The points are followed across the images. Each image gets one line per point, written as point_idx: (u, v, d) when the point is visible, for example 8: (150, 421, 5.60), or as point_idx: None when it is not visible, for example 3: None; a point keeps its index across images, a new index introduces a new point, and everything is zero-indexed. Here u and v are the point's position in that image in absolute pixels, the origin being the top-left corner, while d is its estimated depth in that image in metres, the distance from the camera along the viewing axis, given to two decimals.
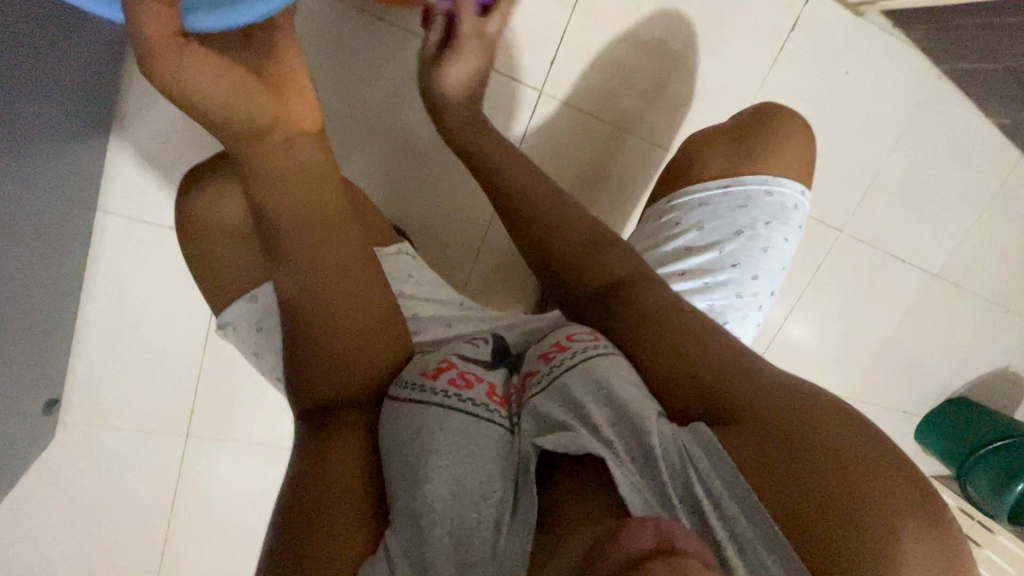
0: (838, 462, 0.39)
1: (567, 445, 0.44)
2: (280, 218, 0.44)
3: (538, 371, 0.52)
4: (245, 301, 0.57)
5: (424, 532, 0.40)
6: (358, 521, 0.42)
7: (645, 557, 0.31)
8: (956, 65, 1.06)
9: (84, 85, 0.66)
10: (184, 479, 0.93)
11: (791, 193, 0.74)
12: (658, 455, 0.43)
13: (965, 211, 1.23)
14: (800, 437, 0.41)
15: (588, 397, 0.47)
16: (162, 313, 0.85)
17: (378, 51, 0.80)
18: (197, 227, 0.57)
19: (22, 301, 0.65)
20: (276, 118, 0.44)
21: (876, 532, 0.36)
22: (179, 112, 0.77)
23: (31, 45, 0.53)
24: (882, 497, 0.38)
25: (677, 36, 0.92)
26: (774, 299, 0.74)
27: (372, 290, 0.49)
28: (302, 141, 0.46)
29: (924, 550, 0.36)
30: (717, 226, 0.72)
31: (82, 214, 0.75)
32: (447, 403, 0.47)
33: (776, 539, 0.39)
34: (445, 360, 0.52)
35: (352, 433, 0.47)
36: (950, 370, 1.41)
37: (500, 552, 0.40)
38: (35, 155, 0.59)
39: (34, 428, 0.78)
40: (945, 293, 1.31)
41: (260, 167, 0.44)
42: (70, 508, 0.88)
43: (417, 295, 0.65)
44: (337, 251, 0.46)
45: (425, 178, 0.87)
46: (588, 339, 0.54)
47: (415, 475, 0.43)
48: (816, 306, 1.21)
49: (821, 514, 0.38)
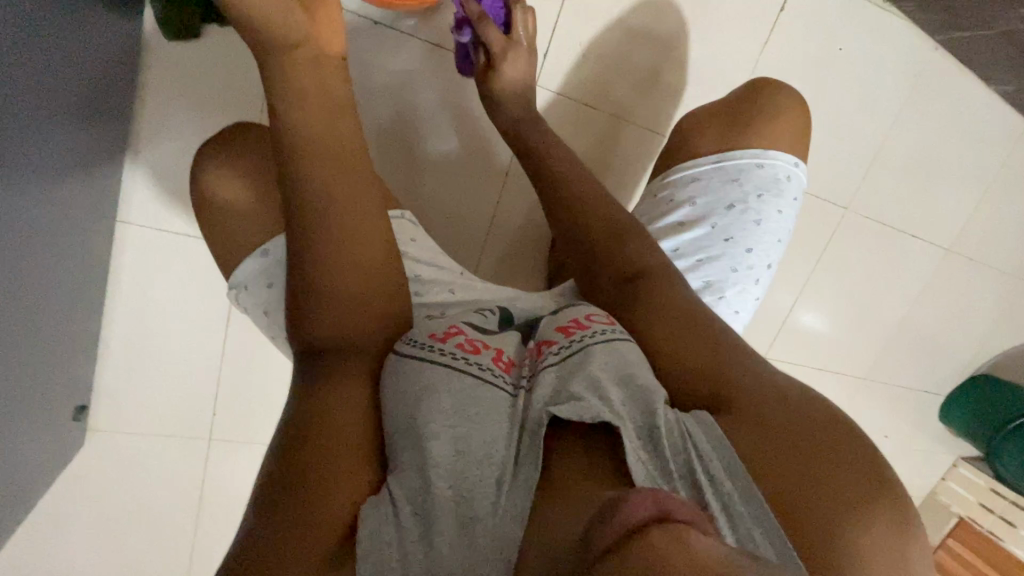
0: (818, 450, 0.44)
1: (582, 413, 0.45)
2: (307, 178, 0.46)
3: (557, 342, 0.52)
4: (257, 257, 0.60)
5: (428, 483, 0.42)
6: (358, 466, 0.44)
7: (641, 526, 0.31)
8: (950, 35, 1.06)
9: (101, 100, 0.69)
10: (209, 482, 0.95)
11: (782, 164, 0.74)
12: (661, 433, 0.45)
13: (973, 183, 1.22)
14: (791, 425, 0.46)
15: (607, 375, 0.48)
16: (182, 318, 0.88)
17: (385, 43, 0.82)
18: (209, 204, 0.61)
19: (49, 309, 0.68)
20: (305, 35, 0.46)
21: (851, 518, 0.41)
22: (190, 125, 0.81)
23: (49, 63, 0.56)
24: (856, 487, 0.42)
25: (667, 24, 0.94)
26: (771, 272, 0.74)
27: (379, 259, 0.50)
28: (327, 60, 0.48)
29: (888, 536, 0.41)
30: (710, 201, 0.73)
31: (102, 226, 0.78)
32: (453, 365, 0.48)
33: (768, 518, 0.41)
34: (453, 327, 0.53)
35: (353, 382, 0.48)
36: (970, 346, 1.39)
37: (500, 508, 0.42)
38: (55, 166, 0.62)
39: (63, 434, 0.81)
40: (960, 267, 1.29)
41: (288, 120, 0.46)
42: (101, 517, 0.91)
43: (417, 258, 0.67)
44: (353, 204, 0.48)
45: (430, 164, 0.89)
46: (606, 321, 0.54)
47: (418, 432, 0.44)
48: (827, 287, 1.21)
49: (808, 503, 0.42)
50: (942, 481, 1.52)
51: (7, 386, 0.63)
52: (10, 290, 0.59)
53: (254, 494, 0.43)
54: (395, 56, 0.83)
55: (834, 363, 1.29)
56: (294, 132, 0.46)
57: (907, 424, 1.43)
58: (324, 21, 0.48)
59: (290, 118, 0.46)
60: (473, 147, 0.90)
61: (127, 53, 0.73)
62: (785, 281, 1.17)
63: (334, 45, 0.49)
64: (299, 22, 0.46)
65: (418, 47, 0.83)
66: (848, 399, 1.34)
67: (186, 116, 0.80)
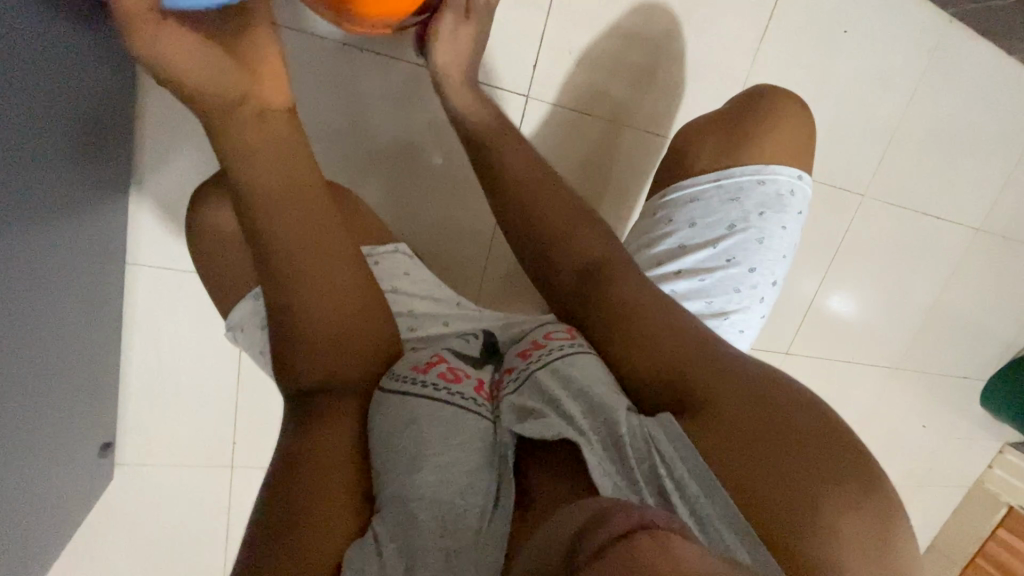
0: (787, 437, 0.43)
1: (546, 430, 0.47)
2: (258, 216, 0.47)
3: (516, 367, 0.55)
4: (249, 299, 0.60)
5: (411, 516, 0.43)
6: (342, 505, 0.44)
7: (628, 534, 0.30)
8: (963, 8, 1.00)
9: (100, 150, 0.71)
10: (235, 506, 0.98)
11: (785, 178, 0.72)
12: (625, 441, 0.45)
13: (1000, 157, 1.17)
14: (763, 416, 0.45)
15: (562, 391, 0.50)
16: (195, 353, 0.90)
17: (363, 67, 0.81)
18: (201, 234, 0.61)
19: (64, 360, 0.71)
20: (244, 91, 0.47)
21: (824, 522, 0.39)
22: (190, 164, 0.83)
23: (39, 124, 0.57)
24: (831, 492, 0.40)
25: (659, 23, 0.91)
26: (777, 289, 0.72)
27: (355, 292, 0.50)
28: (269, 115, 0.48)
29: (866, 544, 0.39)
30: (710, 222, 0.71)
31: (113, 270, 0.80)
32: (435, 395, 0.50)
33: (736, 519, 0.41)
34: (436, 355, 0.55)
35: (341, 422, 0.49)
36: (1007, 326, 1.33)
37: (484, 538, 0.43)
38: (60, 220, 0.64)
39: (92, 472, 0.83)
40: (991, 246, 1.23)
41: (235, 156, 0.46)
42: (134, 546, 0.93)
43: (411, 292, 0.66)
44: (316, 250, 0.48)
45: (422, 185, 0.88)
46: (565, 337, 0.56)
47: (403, 467, 0.45)
48: (850, 275, 1.16)
49: (779, 509, 0.40)
50: (989, 468, 1.46)
51: (27, 435, 0.64)
52: (27, 346, 0.61)
53: (241, 546, 0.43)
54: (375, 78, 0.82)
55: (862, 355, 1.24)
56: (256, 186, 0.47)
57: (947, 411, 1.37)
58: (267, 76, 0.48)
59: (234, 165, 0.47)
60: (461, 165, 0.89)
61: (124, 102, 0.75)
62: (805, 270, 1.12)
63: (278, 98, 0.49)
64: (237, 78, 0.46)
65: (400, 69, 0.82)
66: (880, 390, 1.29)
67: (186, 157, 0.82)
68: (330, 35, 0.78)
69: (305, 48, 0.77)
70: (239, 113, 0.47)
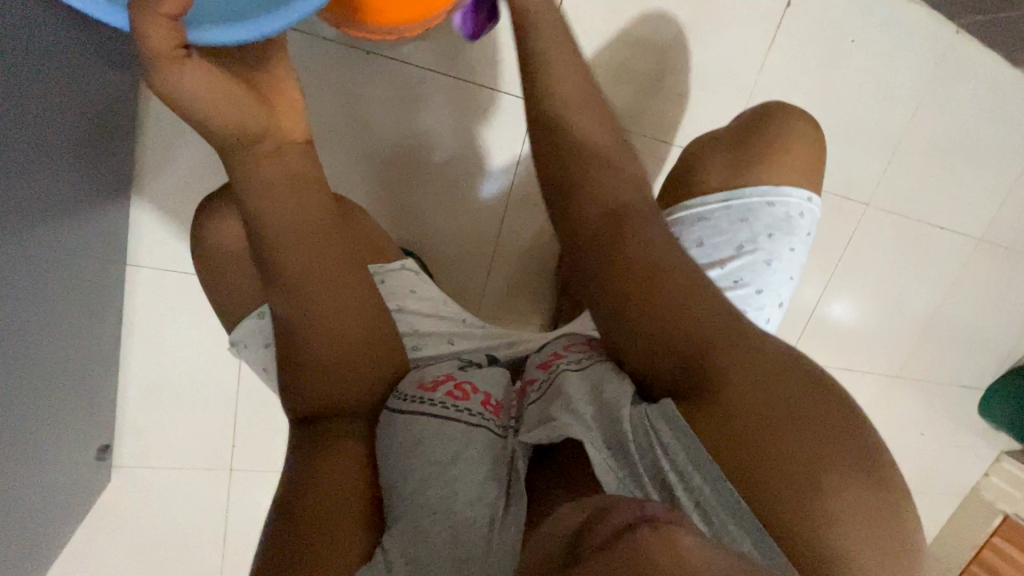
0: (813, 449, 0.39)
1: (550, 434, 0.47)
2: (269, 230, 0.46)
3: (538, 379, 0.54)
4: (253, 318, 0.61)
5: (421, 530, 0.43)
6: (351, 522, 0.45)
7: (629, 527, 0.29)
8: (971, 19, 1.00)
9: (101, 151, 0.70)
10: (232, 508, 0.97)
11: (795, 201, 0.73)
12: (627, 434, 0.45)
13: (1004, 168, 1.17)
14: (794, 418, 0.40)
15: (581, 393, 0.48)
16: (195, 355, 0.89)
17: (368, 73, 0.80)
18: (203, 251, 0.60)
19: (65, 360, 0.70)
20: (268, 127, 0.46)
21: (843, 532, 0.38)
22: (191, 166, 0.82)
23: (42, 128, 0.57)
24: (848, 500, 0.38)
25: (667, 30, 0.90)
26: (783, 310, 0.72)
27: (364, 309, 0.51)
28: (289, 147, 0.48)
29: (880, 547, 0.38)
30: (717, 243, 0.70)
31: (113, 271, 0.79)
32: (443, 414, 0.50)
33: (754, 527, 0.40)
34: (443, 373, 0.55)
35: (348, 444, 0.50)
36: (1007, 335, 1.33)
37: (494, 546, 0.42)
38: (61, 223, 0.63)
39: (90, 473, 0.83)
40: (993, 255, 1.23)
41: (245, 174, 0.45)
42: (131, 547, 0.93)
43: (415, 310, 0.66)
44: (335, 281, 0.49)
45: (427, 195, 0.88)
46: (583, 349, 0.57)
47: (409, 487, 0.46)
48: (852, 283, 1.16)
49: (799, 520, 0.38)
50: (985, 476, 1.46)
51: (27, 435, 0.64)
52: (28, 349, 0.61)
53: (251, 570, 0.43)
54: (379, 84, 0.81)
55: (862, 363, 1.24)
56: (259, 204, 0.45)
57: (945, 420, 1.37)
58: (282, 108, 0.48)
59: (236, 176, 0.45)
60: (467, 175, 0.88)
61: (127, 103, 0.74)
62: (807, 278, 1.12)
63: (295, 128, 0.49)
64: (260, 113, 0.45)
65: (404, 72, 0.81)
66: (879, 397, 1.29)
67: (187, 159, 0.81)
68: (337, 39, 0.77)
69: (310, 50, 0.77)
70: (257, 151, 0.45)
